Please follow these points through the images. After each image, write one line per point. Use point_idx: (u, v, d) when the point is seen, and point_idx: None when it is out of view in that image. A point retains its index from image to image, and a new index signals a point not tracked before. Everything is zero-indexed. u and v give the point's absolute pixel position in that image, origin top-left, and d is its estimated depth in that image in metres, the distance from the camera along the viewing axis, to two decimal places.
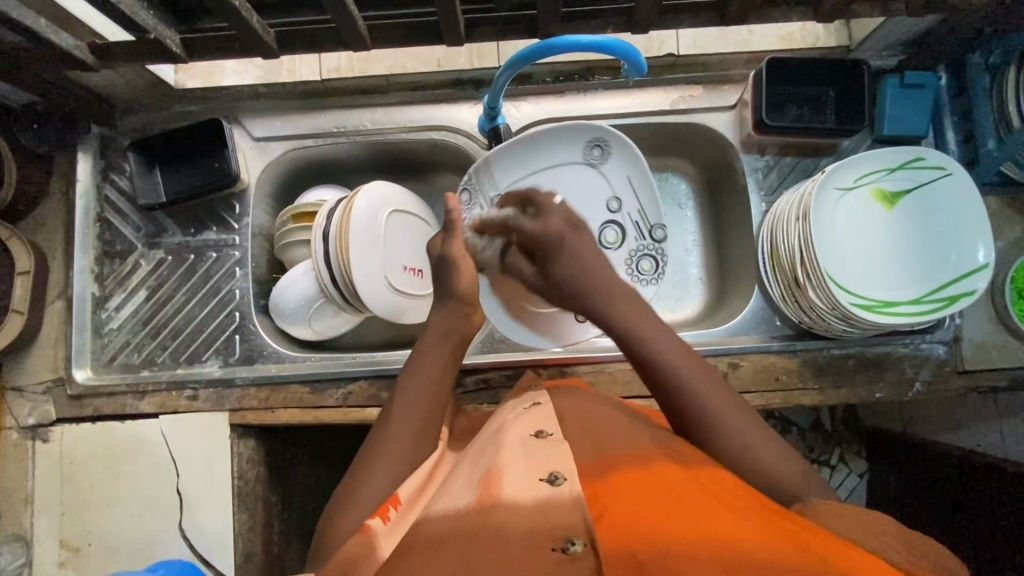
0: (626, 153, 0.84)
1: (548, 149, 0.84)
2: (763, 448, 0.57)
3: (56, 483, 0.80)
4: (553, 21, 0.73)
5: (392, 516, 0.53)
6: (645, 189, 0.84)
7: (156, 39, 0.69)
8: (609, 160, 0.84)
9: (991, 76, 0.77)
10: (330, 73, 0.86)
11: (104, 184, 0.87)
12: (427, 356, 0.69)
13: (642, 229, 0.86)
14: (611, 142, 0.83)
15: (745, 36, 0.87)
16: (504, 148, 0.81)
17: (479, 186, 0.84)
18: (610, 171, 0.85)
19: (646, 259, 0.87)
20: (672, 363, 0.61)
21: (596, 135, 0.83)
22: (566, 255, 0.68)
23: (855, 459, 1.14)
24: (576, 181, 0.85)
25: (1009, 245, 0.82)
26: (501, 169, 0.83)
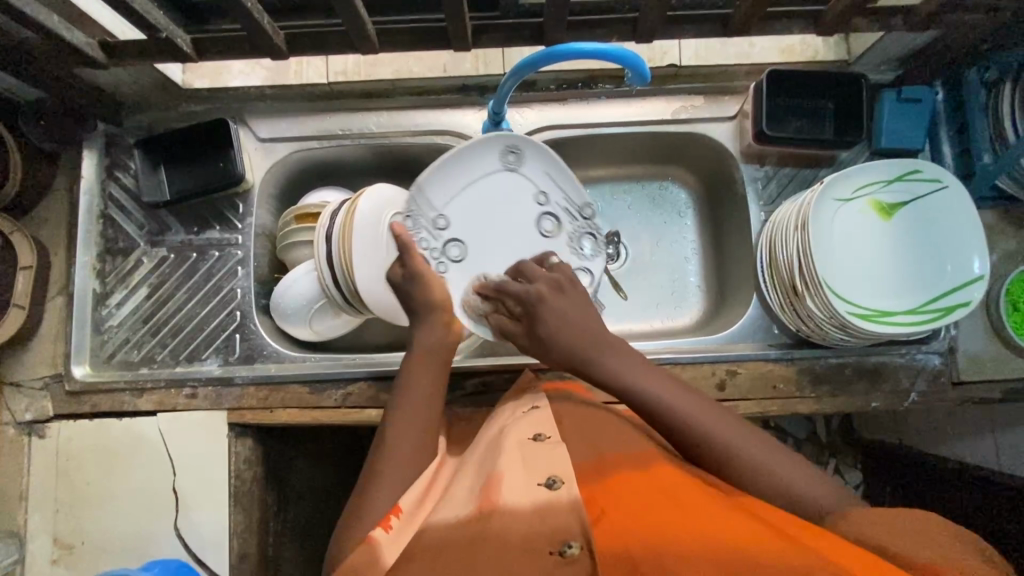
0: (539, 149, 0.77)
1: (472, 159, 0.75)
2: (753, 449, 0.59)
3: (51, 480, 0.79)
4: (559, 29, 0.74)
5: (395, 524, 0.53)
6: (564, 174, 0.78)
7: (167, 38, 0.71)
8: (525, 160, 0.77)
9: (988, 92, 0.78)
10: (336, 74, 0.90)
11: (108, 181, 0.88)
12: (419, 365, 0.68)
13: (574, 214, 0.80)
14: (522, 143, 0.76)
15: (744, 49, 0.90)
16: (429, 169, 0.73)
17: (420, 211, 0.74)
18: (528, 169, 0.77)
19: (586, 239, 0.80)
20: (653, 389, 0.63)
21: (506, 139, 0.75)
22: (547, 308, 0.69)
23: (850, 471, 1.14)
24: (507, 186, 0.77)
25: (1004, 258, 0.83)
26: (432, 189, 0.74)
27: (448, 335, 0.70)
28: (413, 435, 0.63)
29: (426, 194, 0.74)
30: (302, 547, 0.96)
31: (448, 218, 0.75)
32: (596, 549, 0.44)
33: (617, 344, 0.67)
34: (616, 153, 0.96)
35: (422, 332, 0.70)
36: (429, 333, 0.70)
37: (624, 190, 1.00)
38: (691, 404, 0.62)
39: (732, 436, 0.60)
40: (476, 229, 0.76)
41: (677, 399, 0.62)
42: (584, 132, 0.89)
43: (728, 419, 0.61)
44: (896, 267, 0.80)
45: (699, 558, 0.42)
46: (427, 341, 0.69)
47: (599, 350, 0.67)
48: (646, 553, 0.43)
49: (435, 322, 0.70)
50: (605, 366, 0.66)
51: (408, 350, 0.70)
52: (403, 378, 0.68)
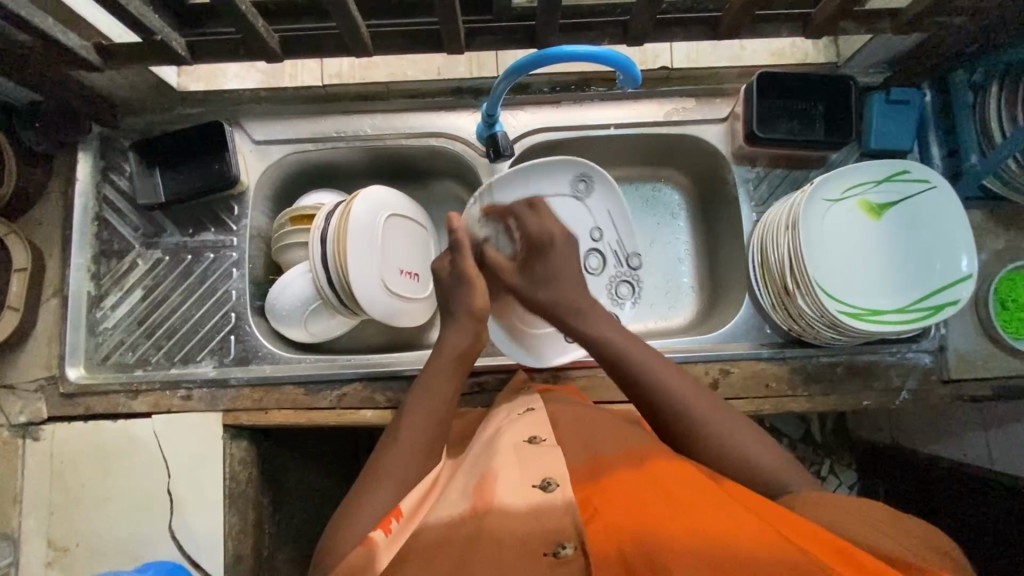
0: (608, 187, 0.86)
1: (544, 182, 0.84)
2: (721, 420, 0.61)
3: (45, 482, 0.79)
4: (552, 32, 0.75)
5: (395, 527, 0.54)
6: (623, 222, 0.87)
7: (161, 41, 0.71)
8: (592, 193, 0.86)
9: (974, 95, 0.80)
10: (332, 79, 0.91)
11: (103, 184, 0.88)
12: (437, 370, 0.68)
13: (620, 259, 0.88)
14: (595, 177, 0.85)
15: (736, 52, 0.91)
16: (502, 176, 0.81)
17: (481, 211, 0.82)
18: (593, 205, 0.86)
19: (624, 284, 0.88)
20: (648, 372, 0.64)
21: (580, 169, 0.84)
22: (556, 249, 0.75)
23: (844, 471, 1.15)
24: (565, 214, 0.85)
25: (992, 257, 0.84)
26: (497, 197, 0.82)
27: (473, 343, 0.71)
28: (421, 438, 0.63)
29: (488, 201, 0.82)
30: (297, 549, 0.96)
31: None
32: (589, 550, 0.44)
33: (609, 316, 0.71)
34: (609, 154, 0.97)
35: (451, 336, 0.71)
36: (452, 340, 0.71)
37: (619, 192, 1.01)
38: (668, 372, 0.65)
39: (701, 405, 0.62)
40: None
41: (656, 365, 0.65)
42: (578, 135, 0.90)
43: (702, 394, 0.63)
44: (883, 264, 0.81)
45: (688, 559, 0.42)
46: (452, 346, 0.70)
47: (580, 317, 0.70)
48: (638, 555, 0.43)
49: (467, 328, 0.71)
50: (589, 320, 0.70)
51: (430, 358, 0.70)
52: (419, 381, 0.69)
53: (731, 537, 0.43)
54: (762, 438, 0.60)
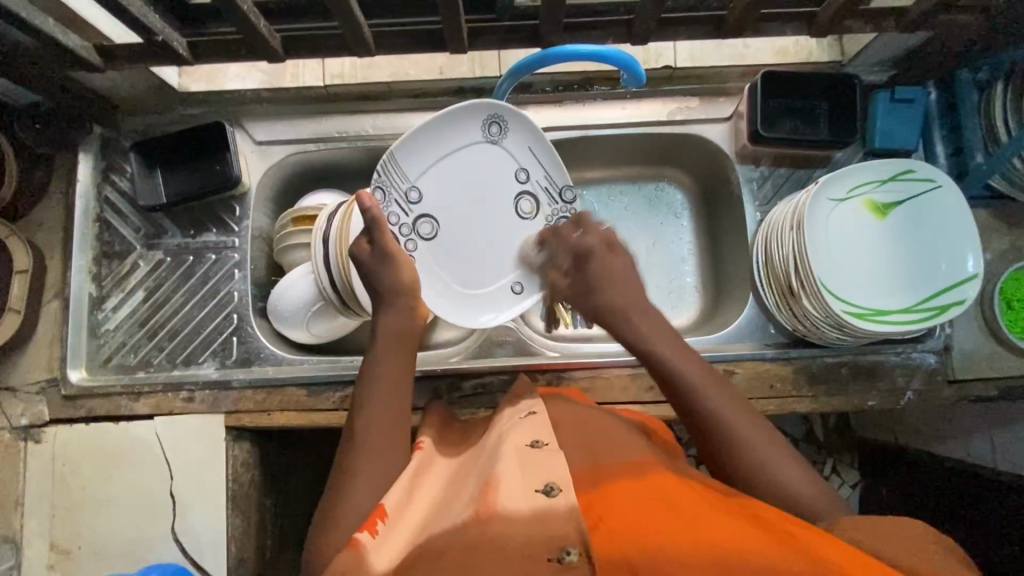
0: (523, 124, 0.77)
1: (444, 135, 0.75)
2: (740, 426, 0.60)
3: (47, 485, 0.79)
4: (555, 31, 0.75)
5: (381, 529, 0.52)
6: (549, 155, 0.78)
7: (163, 42, 0.71)
8: (507, 134, 0.78)
9: (978, 93, 0.80)
10: (333, 78, 0.89)
11: (104, 184, 0.88)
12: (381, 355, 0.67)
13: (554, 195, 0.80)
14: (507, 117, 0.77)
15: (740, 50, 0.90)
16: (402, 140, 0.73)
17: (390, 181, 0.74)
18: (510, 146, 0.78)
19: (564, 222, 0.80)
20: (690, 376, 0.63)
21: (489, 111, 0.76)
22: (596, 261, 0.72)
23: (847, 470, 1.14)
24: (483, 162, 0.78)
25: (997, 257, 0.83)
26: (407, 160, 0.74)
27: (412, 321, 0.69)
28: (382, 431, 0.63)
29: (401, 166, 0.74)
30: (300, 551, 0.95)
31: (422, 192, 0.75)
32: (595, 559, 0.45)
33: (653, 312, 0.70)
34: (612, 154, 0.96)
35: (387, 317, 0.68)
36: (389, 318, 0.68)
37: (621, 192, 1.01)
38: (697, 368, 0.64)
39: (727, 410, 0.61)
40: (453, 204, 0.77)
41: (688, 365, 0.64)
42: (581, 134, 0.90)
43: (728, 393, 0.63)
44: (902, 279, 0.80)
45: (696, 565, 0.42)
46: (393, 326, 0.68)
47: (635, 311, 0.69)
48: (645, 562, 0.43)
49: (400, 306, 0.69)
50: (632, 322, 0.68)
51: (371, 344, 0.69)
52: (367, 370, 0.67)
53: (742, 550, 0.43)
54: (773, 440, 0.60)
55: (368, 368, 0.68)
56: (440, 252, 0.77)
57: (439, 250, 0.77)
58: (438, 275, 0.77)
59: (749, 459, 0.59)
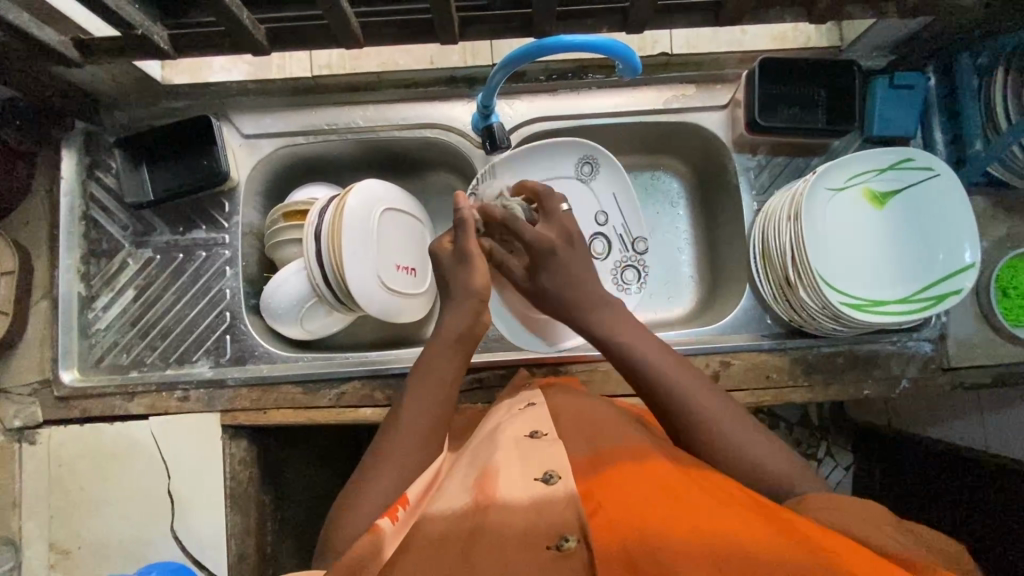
0: (613, 171, 0.88)
1: (549, 164, 0.87)
2: (704, 401, 0.61)
3: (44, 486, 0.79)
4: (548, 21, 0.73)
5: (401, 516, 0.53)
6: (630, 206, 0.88)
7: (143, 35, 0.69)
8: (596, 176, 0.88)
9: (979, 79, 0.79)
10: (322, 69, 0.87)
11: (89, 181, 0.86)
12: (437, 356, 0.66)
13: (625, 242, 0.89)
14: (600, 160, 0.87)
15: (737, 36, 0.88)
16: (505, 156, 0.84)
17: (482, 190, 0.84)
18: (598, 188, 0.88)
19: (631, 269, 0.90)
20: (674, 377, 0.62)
21: (585, 152, 0.87)
22: (557, 257, 0.70)
23: (841, 453, 1.16)
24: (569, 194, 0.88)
25: (994, 244, 0.83)
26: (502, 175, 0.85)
27: (473, 325, 0.68)
28: (417, 428, 0.62)
29: (496, 179, 0.84)
30: (301, 543, 0.96)
31: None
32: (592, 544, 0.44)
33: (612, 301, 0.70)
34: (608, 144, 0.95)
35: (448, 320, 0.67)
36: (451, 322, 0.67)
37: None
38: (681, 370, 0.63)
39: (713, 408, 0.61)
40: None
41: (651, 351, 0.64)
42: (576, 124, 0.88)
43: (690, 370, 0.63)
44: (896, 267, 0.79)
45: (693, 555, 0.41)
46: (453, 329, 0.67)
47: (596, 309, 0.68)
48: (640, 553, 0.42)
49: (464, 309, 0.68)
50: (588, 319, 0.68)
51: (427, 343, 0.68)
52: (419, 366, 0.66)
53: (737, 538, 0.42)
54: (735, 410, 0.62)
55: (420, 364, 0.67)
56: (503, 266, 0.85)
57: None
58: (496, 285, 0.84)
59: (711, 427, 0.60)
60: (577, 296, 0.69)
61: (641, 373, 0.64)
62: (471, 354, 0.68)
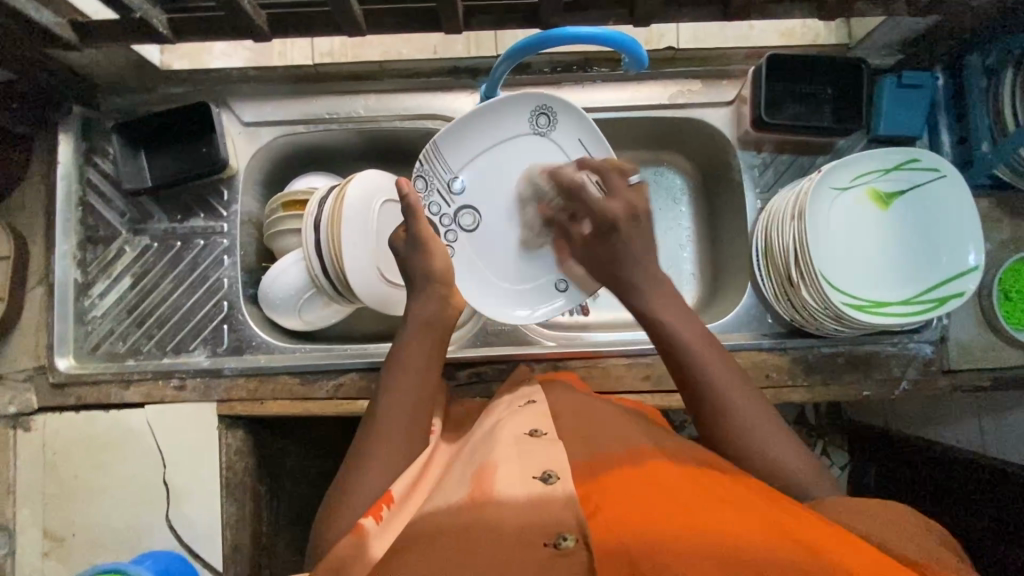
0: (573, 115, 0.80)
1: (496, 125, 0.80)
2: (737, 395, 0.60)
3: (39, 473, 0.78)
4: (554, 12, 0.72)
5: (385, 515, 0.52)
6: (599, 148, 0.80)
7: (141, 19, 0.67)
8: (557, 124, 0.81)
9: (988, 79, 0.77)
10: (323, 56, 0.85)
11: (86, 166, 0.85)
12: (413, 345, 0.66)
13: None
14: (555, 107, 0.80)
15: (745, 32, 0.87)
16: (445, 132, 0.78)
17: (433, 172, 0.79)
18: (560, 137, 0.81)
19: None
20: (712, 370, 0.61)
21: (536, 102, 0.80)
22: (619, 235, 0.69)
23: (837, 452, 1.16)
24: (530, 153, 0.82)
25: (997, 247, 0.83)
26: (450, 152, 0.80)
27: (443, 311, 0.68)
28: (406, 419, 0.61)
29: (443, 157, 0.79)
30: (296, 533, 0.96)
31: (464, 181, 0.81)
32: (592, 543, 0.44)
33: (665, 283, 0.68)
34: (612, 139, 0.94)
35: (418, 306, 0.68)
36: (422, 307, 0.68)
37: None
38: (722, 364, 0.62)
39: (745, 405, 0.60)
40: (491, 197, 0.82)
41: (693, 332, 0.64)
42: None
43: (728, 363, 0.63)
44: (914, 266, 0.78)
45: (694, 551, 0.41)
46: (421, 315, 0.68)
47: (651, 286, 0.67)
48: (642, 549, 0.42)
49: (431, 295, 0.69)
50: (644, 296, 0.67)
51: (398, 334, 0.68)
52: (393, 357, 0.66)
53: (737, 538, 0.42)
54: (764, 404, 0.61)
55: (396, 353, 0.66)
56: (474, 246, 0.81)
57: (475, 241, 0.82)
58: (472, 264, 0.81)
59: (737, 421, 0.59)
60: (642, 274, 0.67)
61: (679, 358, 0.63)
62: (444, 341, 0.69)
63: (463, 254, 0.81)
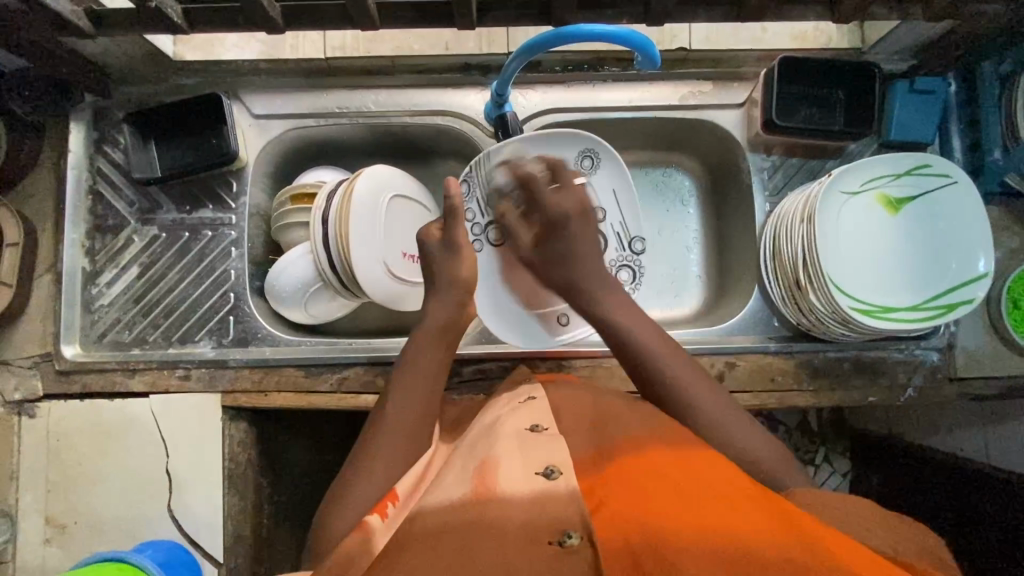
0: (614, 165, 0.83)
1: (549, 152, 0.82)
2: (696, 386, 0.63)
3: (42, 460, 0.78)
4: (568, 9, 0.71)
5: (391, 510, 0.54)
6: (630, 202, 0.84)
7: (155, 8, 0.67)
8: (598, 169, 0.84)
9: (1001, 85, 0.77)
10: (333, 50, 0.85)
11: (96, 155, 0.85)
12: (424, 351, 0.66)
13: (623, 241, 0.85)
14: (601, 153, 0.83)
15: (758, 34, 0.86)
16: (500, 146, 0.80)
17: (476, 176, 0.82)
18: (598, 182, 0.84)
19: (625, 269, 0.86)
20: (662, 361, 0.64)
21: (582, 145, 0.82)
22: (570, 228, 0.73)
23: (839, 459, 1.15)
24: (570, 189, 0.84)
25: (1006, 255, 0.82)
26: (495, 167, 0.81)
27: (458, 315, 0.70)
28: (410, 421, 0.62)
29: (490, 167, 0.81)
30: (297, 526, 0.96)
31: (501, 194, 0.82)
32: (597, 542, 0.43)
33: (615, 286, 0.71)
34: (621, 139, 0.94)
35: (430, 311, 0.69)
36: (434, 317, 0.69)
37: None
38: (672, 356, 0.65)
39: (695, 387, 0.63)
40: (516, 221, 0.78)
41: (644, 330, 0.67)
42: (593, 117, 0.88)
43: (679, 353, 0.66)
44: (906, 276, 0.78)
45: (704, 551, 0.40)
46: (433, 322, 0.68)
47: (602, 287, 0.70)
48: (648, 546, 0.41)
49: (448, 300, 0.70)
50: (598, 299, 0.70)
51: (410, 338, 0.68)
52: (405, 359, 0.66)
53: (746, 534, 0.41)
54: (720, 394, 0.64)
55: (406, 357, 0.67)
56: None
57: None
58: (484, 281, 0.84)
59: (685, 401, 0.63)
60: (586, 275, 0.71)
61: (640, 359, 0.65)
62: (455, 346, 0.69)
63: (479, 261, 0.73)
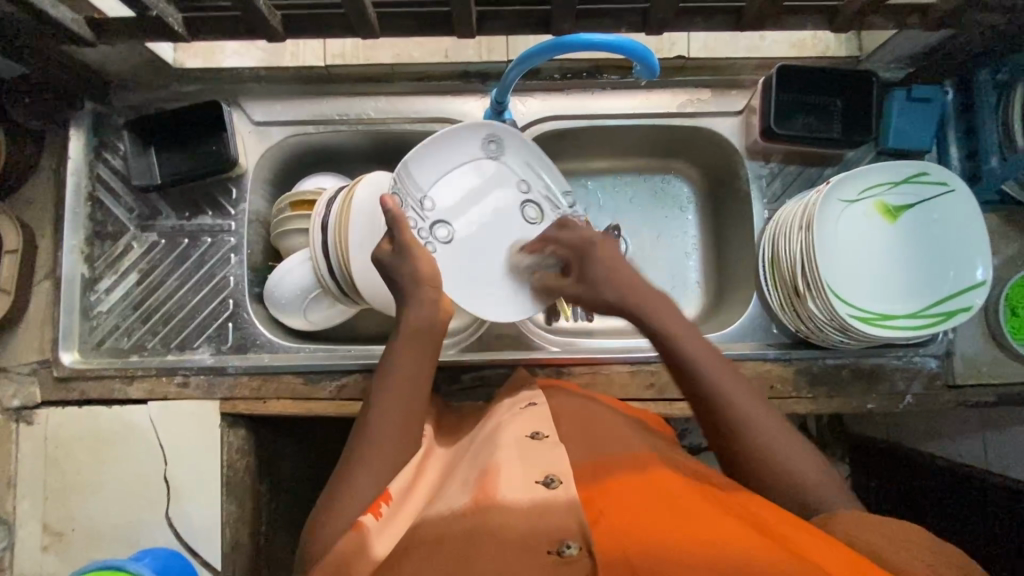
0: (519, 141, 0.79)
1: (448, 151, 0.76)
2: (745, 402, 0.57)
3: (40, 467, 0.78)
4: (567, 18, 0.72)
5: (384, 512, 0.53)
6: (546, 164, 0.81)
7: (156, 16, 0.68)
8: (502, 151, 0.79)
9: (998, 95, 0.77)
10: (334, 58, 0.87)
11: (96, 161, 0.85)
12: (402, 350, 0.62)
13: (555, 202, 0.82)
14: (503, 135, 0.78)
15: (755, 42, 0.87)
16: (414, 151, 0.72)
17: (405, 191, 0.73)
18: (508, 162, 0.80)
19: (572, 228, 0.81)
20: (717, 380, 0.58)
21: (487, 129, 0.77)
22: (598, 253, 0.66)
23: (838, 464, 1.14)
24: (487, 179, 0.79)
25: (1005, 262, 0.82)
26: (417, 170, 0.74)
27: (438, 315, 0.64)
28: (395, 422, 0.59)
29: (414, 175, 0.73)
30: (295, 532, 0.96)
31: (433, 200, 0.76)
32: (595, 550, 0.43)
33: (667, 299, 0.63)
34: (621, 145, 0.94)
35: (411, 311, 0.64)
36: (415, 313, 0.63)
37: (624, 182, 0.99)
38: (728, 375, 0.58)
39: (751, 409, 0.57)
40: (463, 208, 0.77)
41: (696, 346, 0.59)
42: (590, 123, 0.88)
43: (734, 372, 0.59)
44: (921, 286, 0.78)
45: (702, 559, 0.41)
46: (414, 321, 0.63)
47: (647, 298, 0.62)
48: (645, 553, 0.42)
49: (426, 301, 0.64)
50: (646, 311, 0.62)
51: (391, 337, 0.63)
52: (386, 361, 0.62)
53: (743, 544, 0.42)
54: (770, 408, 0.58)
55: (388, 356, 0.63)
56: (457, 257, 0.76)
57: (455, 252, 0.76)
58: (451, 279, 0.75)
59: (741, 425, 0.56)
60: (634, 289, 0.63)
61: (689, 376, 0.59)
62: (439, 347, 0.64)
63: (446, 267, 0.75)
